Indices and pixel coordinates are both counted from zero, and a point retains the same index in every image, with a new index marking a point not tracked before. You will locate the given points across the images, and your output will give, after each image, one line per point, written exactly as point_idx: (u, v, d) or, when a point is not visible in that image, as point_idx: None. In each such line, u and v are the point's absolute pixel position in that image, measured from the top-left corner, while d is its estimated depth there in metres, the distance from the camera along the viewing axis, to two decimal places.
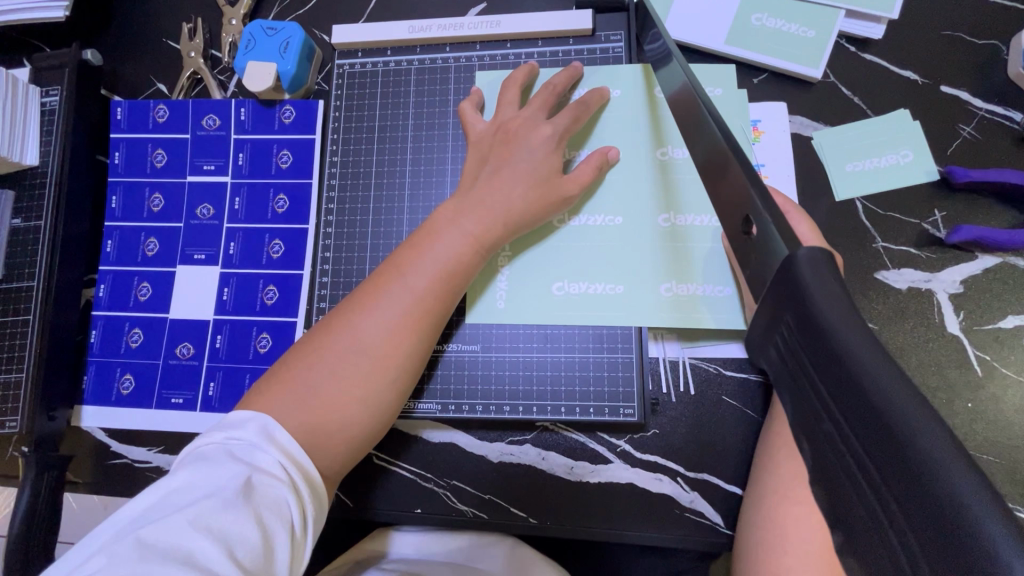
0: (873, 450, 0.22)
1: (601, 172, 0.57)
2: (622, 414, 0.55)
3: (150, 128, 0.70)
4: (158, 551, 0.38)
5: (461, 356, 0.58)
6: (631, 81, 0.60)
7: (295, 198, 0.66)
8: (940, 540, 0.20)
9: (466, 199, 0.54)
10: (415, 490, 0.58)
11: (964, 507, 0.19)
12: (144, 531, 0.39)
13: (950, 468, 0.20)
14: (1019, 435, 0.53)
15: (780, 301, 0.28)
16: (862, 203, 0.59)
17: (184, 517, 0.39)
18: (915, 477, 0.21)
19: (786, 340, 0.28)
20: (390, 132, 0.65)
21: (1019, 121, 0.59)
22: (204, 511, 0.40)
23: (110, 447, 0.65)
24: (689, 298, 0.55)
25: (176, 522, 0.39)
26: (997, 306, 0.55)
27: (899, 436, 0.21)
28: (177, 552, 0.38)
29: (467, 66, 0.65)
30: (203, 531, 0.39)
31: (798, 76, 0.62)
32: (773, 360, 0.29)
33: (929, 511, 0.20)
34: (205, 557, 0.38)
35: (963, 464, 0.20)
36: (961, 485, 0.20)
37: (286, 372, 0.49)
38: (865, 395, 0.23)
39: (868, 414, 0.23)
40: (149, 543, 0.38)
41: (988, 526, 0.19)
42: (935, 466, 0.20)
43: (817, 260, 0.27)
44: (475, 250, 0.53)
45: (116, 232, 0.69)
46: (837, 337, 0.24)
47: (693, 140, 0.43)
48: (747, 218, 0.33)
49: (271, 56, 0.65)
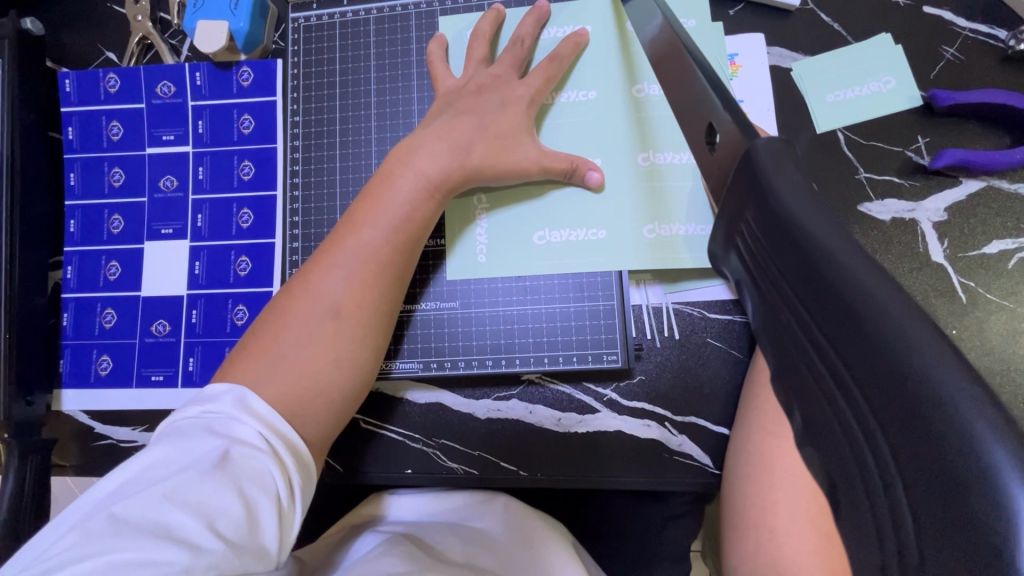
0: (856, 361, 0.21)
1: (569, 179, 0.54)
2: (605, 360, 0.55)
3: (102, 99, 0.66)
4: (134, 525, 0.37)
5: (440, 313, 0.57)
6: (601, 17, 0.57)
7: (260, 163, 0.64)
8: (917, 448, 0.19)
9: (419, 138, 0.53)
10: (404, 452, 0.57)
11: (952, 411, 0.18)
12: (117, 507, 0.38)
13: (935, 363, 0.19)
14: (1003, 359, 0.53)
15: (754, 216, 0.28)
16: (844, 134, 0.57)
17: (159, 491, 0.39)
18: (896, 386, 0.19)
19: (755, 240, 0.29)
20: (352, 87, 0.62)
21: (1003, 38, 0.57)
22: (179, 484, 0.39)
23: (94, 429, 0.64)
24: (671, 239, 0.54)
25: (150, 496, 0.38)
26: (982, 231, 0.55)
27: (884, 337, 0.20)
28: (153, 526, 0.37)
29: (429, 12, 0.62)
30: (180, 505, 0.38)
31: (774, 4, 0.59)
32: (749, 273, 0.30)
33: (909, 420, 0.19)
34: (184, 531, 0.38)
35: (953, 366, 0.18)
36: (949, 384, 0.18)
37: (256, 344, 0.48)
38: (852, 305, 0.22)
39: (846, 318, 0.22)
40: (122, 518, 0.38)
41: (976, 425, 0.17)
42: (924, 370, 0.19)
43: (774, 151, 0.29)
44: (429, 193, 0.51)
45: (78, 211, 0.66)
46: (816, 250, 0.24)
47: (670, 69, 0.41)
48: (710, 127, 0.35)
49: (221, 13, 0.61)
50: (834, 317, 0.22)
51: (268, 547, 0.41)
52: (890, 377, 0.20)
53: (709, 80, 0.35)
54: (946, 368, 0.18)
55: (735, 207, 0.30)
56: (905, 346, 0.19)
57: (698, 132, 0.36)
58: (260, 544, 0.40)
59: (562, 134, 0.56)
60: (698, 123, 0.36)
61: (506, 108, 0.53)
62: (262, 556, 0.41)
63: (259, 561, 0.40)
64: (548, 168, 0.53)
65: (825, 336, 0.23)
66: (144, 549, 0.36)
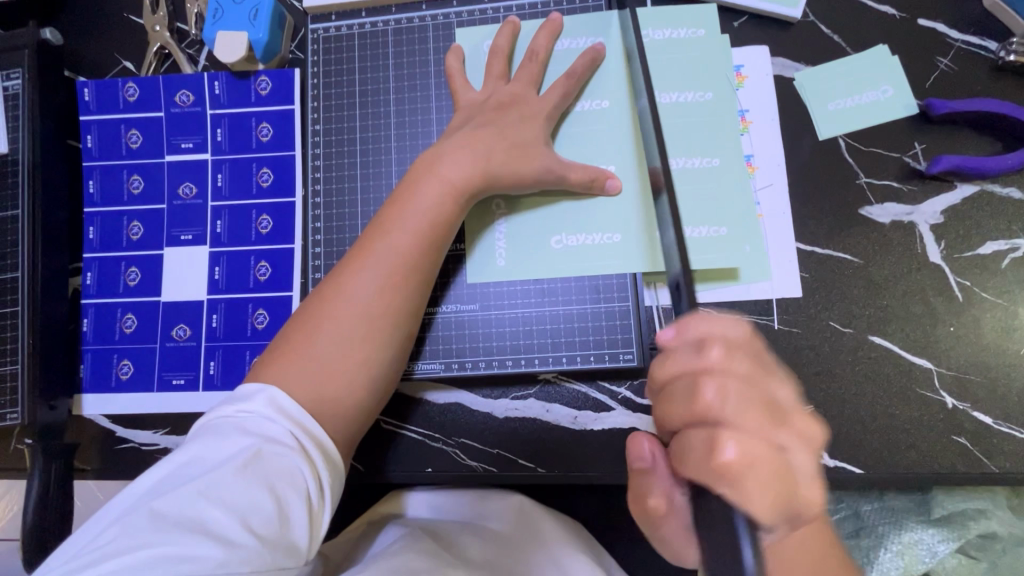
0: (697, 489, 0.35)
1: (592, 191, 0.56)
2: (622, 359, 0.57)
3: (121, 107, 0.67)
4: (172, 521, 0.39)
5: (461, 316, 0.59)
6: (613, 30, 0.59)
7: (279, 171, 0.65)
8: None
9: (442, 147, 0.55)
10: (425, 451, 0.59)
11: None
12: (156, 502, 0.40)
13: None
14: (999, 354, 0.55)
15: None
16: (844, 141, 0.59)
17: (195, 488, 0.40)
18: None
19: None
20: (371, 97, 0.64)
21: (994, 50, 0.59)
22: (215, 481, 0.41)
23: (115, 433, 0.64)
24: (682, 242, 0.56)
25: (187, 493, 0.40)
26: (977, 233, 0.57)
27: None
28: (190, 521, 0.39)
29: (445, 23, 0.63)
30: (215, 501, 0.40)
31: (777, 17, 0.62)
32: None
33: None
34: (219, 526, 0.39)
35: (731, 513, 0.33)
36: None
37: (287, 346, 0.49)
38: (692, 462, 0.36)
39: None
40: (161, 513, 0.40)
41: None
42: None
43: None
44: (449, 197, 0.53)
45: (96, 217, 0.67)
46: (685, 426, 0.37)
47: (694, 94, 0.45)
48: None
49: (241, 24, 0.63)
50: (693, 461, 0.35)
51: (300, 543, 0.42)
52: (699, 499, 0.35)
53: None
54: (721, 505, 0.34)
55: None
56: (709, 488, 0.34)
57: None
58: (292, 540, 0.42)
59: (576, 141, 0.58)
60: None
61: (524, 120, 0.55)
62: (294, 552, 0.42)
63: (292, 558, 0.42)
64: (566, 176, 0.55)
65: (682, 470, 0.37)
66: (183, 545, 0.38)
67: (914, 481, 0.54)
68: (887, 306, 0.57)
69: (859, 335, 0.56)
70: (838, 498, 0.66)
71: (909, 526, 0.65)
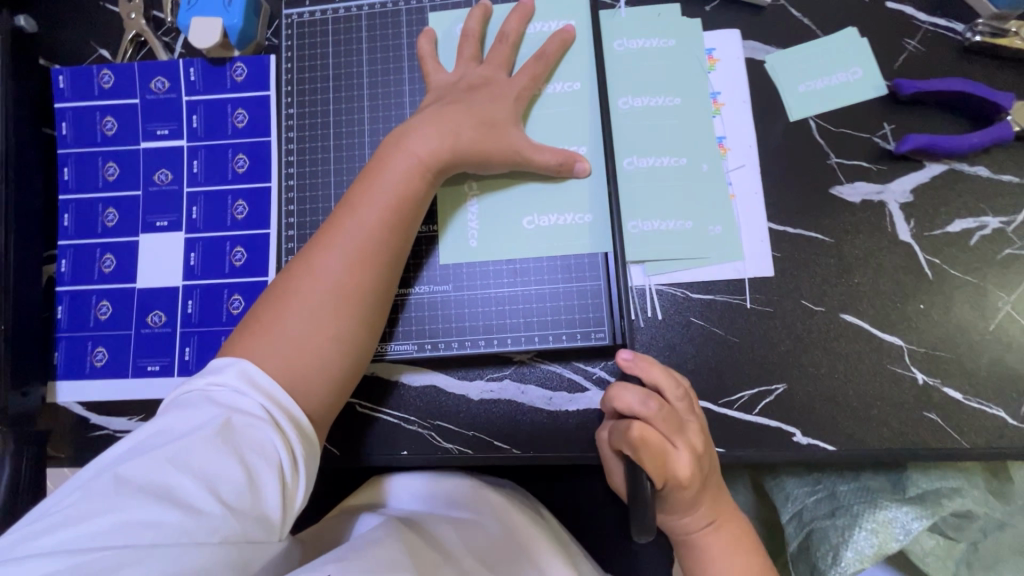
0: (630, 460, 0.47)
1: (562, 174, 0.57)
2: (594, 338, 0.57)
3: (97, 95, 0.67)
4: (139, 488, 0.39)
5: (434, 297, 0.59)
6: (585, 15, 0.60)
7: (254, 156, 0.65)
8: None
9: (411, 125, 0.55)
10: (400, 434, 0.59)
11: None
12: (124, 470, 0.40)
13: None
14: (969, 330, 0.56)
15: None
16: (815, 122, 0.60)
17: (164, 457, 0.41)
18: None
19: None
20: (345, 80, 0.64)
21: (961, 31, 0.60)
22: (183, 451, 0.41)
23: (89, 420, 0.64)
24: (653, 232, 0.58)
25: (155, 461, 0.40)
26: (946, 211, 0.58)
27: None
28: (158, 490, 0.40)
29: (419, 8, 0.64)
30: (183, 470, 0.40)
31: (748, 0, 0.62)
32: None
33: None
34: (188, 495, 0.40)
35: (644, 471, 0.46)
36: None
37: (257, 324, 0.49)
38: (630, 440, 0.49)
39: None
40: (129, 480, 0.40)
41: None
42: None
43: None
44: (421, 173, 0.53)
45: (71, 205, 0.67)
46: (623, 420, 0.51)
47: None
48: None
49: (215, 10, 0.63)
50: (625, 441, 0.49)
51: (271, 515, 0.42)
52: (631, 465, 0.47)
53: None
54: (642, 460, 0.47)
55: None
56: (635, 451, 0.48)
57: None
58: (262, 512, 0.42)
59: (548, 123, 0.59)
60: None
61: (494, 101, 0.56)
62: (265, 525, 0.42)
63: (263, 530, 0.42)
64: (533, 158, 0.55)
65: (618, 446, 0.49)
66: (149, 512, 0.38)
67: (886, 458, 0.55)
68: (859, 285, 0.57)
69: (830, 313, 0.57)
70: (815, 479, 0.69)
71: (884, 503, 0.64)
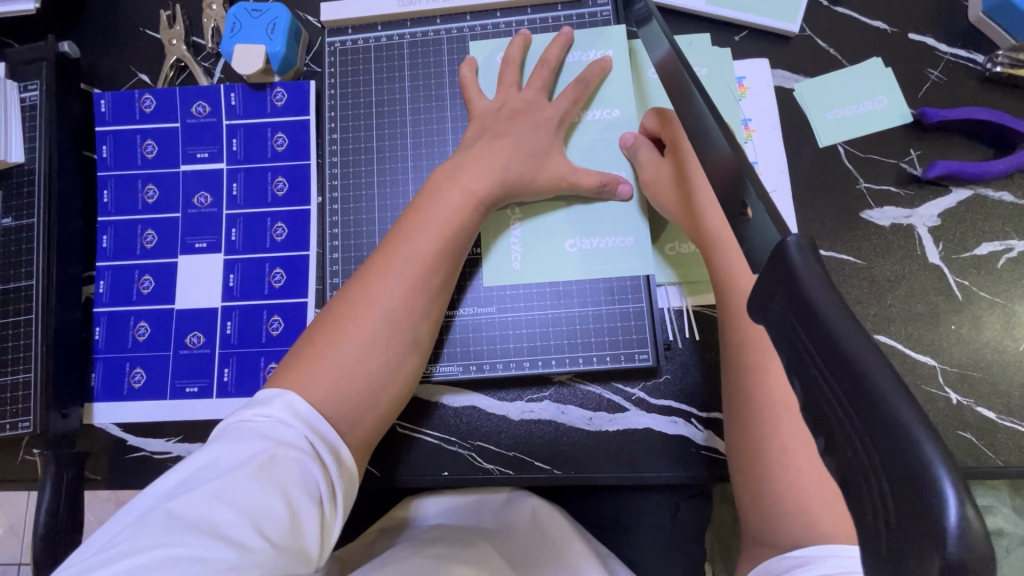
0: (813, 343, 0.23)
1: (604, 194, 0.58)
2: (637, 359, 0.58)
3: (137, 118, 0.68)
4: (187, 522, 0.39)
5: (478, 318, 0.60)
6: (621, 44, 0.62)
7: (294, 179, 0.66)
8: None
9: (462, 158, 0.56)
10: (440, 455, 0.59)
11: None
12: (172, 503, 0.40)
13: None
14: (999, 351, 0.57)
15: (772, 283, 0.26)
16: (843, 148, 0.62)
17: (210, 491, 0.40)
18: None
19: (791, 286, 0.25)
20: (388, 106, 0.66)
21: (981, 62, 0.63)
22: (230, 485, 0.41)
23: (126, 442, 0.64)
24: (690, 256, 0.60)
25: (203, 495, 0.40)
26: (973, 235, 0.60)
27: None
28: (204, 524, 0.39)
29: (459, 37, 0.66)
30: (229, 505, 0.40)
31: (776, 31, 0.65)
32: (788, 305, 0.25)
33: None
34: (233, 531, 0.39)
35: (898, 386, 0.20)
36: None
37: (310, 350, 0.50)
38: (820, 319, 0.23)
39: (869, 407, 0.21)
40: (175, 514, 0.40)
41: None
42: None
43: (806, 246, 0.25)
44: (471, 206, 0.55)
45: (110, 227, 0.68)
46: (811, 294, 0.24)
47: (678, 111, 0.42)
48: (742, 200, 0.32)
49: (258, 38, 0.64)
50: (753, 302, 0.28)
51: (309, 549, 0.42)
52: (846, 374, 0.22)
53: (704, 101, 0.37)
54: (877, 364, 0.21)
55: (766, 283, 0.27)
56: (836, 331, 0.22)
57: (701, 153, 0.38)
58: (302, 546, 0.42)
59: (588, 149, 0.60)
60: (699, 144, 0.38)
61: (537, 127, 0.58)
62: (304, 558, 0.42)
63: (302, 563, 0.42)
64: (578, 182, 0.57)
65: (794, 334, 0.25)
66: (196, 546, 0.38)
67: None
68: (891, 306, 0.58)
69: None
70: None
71: None
